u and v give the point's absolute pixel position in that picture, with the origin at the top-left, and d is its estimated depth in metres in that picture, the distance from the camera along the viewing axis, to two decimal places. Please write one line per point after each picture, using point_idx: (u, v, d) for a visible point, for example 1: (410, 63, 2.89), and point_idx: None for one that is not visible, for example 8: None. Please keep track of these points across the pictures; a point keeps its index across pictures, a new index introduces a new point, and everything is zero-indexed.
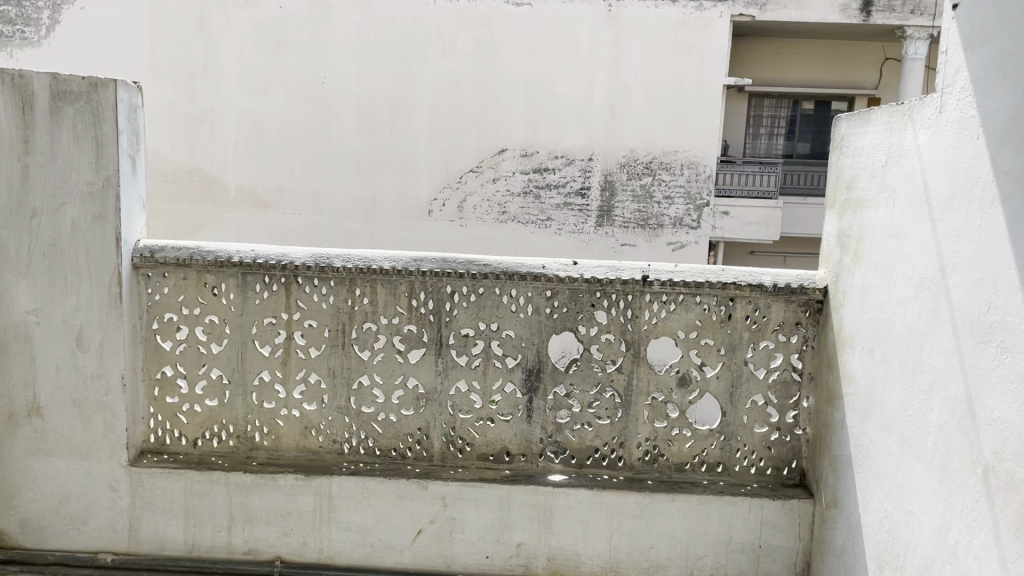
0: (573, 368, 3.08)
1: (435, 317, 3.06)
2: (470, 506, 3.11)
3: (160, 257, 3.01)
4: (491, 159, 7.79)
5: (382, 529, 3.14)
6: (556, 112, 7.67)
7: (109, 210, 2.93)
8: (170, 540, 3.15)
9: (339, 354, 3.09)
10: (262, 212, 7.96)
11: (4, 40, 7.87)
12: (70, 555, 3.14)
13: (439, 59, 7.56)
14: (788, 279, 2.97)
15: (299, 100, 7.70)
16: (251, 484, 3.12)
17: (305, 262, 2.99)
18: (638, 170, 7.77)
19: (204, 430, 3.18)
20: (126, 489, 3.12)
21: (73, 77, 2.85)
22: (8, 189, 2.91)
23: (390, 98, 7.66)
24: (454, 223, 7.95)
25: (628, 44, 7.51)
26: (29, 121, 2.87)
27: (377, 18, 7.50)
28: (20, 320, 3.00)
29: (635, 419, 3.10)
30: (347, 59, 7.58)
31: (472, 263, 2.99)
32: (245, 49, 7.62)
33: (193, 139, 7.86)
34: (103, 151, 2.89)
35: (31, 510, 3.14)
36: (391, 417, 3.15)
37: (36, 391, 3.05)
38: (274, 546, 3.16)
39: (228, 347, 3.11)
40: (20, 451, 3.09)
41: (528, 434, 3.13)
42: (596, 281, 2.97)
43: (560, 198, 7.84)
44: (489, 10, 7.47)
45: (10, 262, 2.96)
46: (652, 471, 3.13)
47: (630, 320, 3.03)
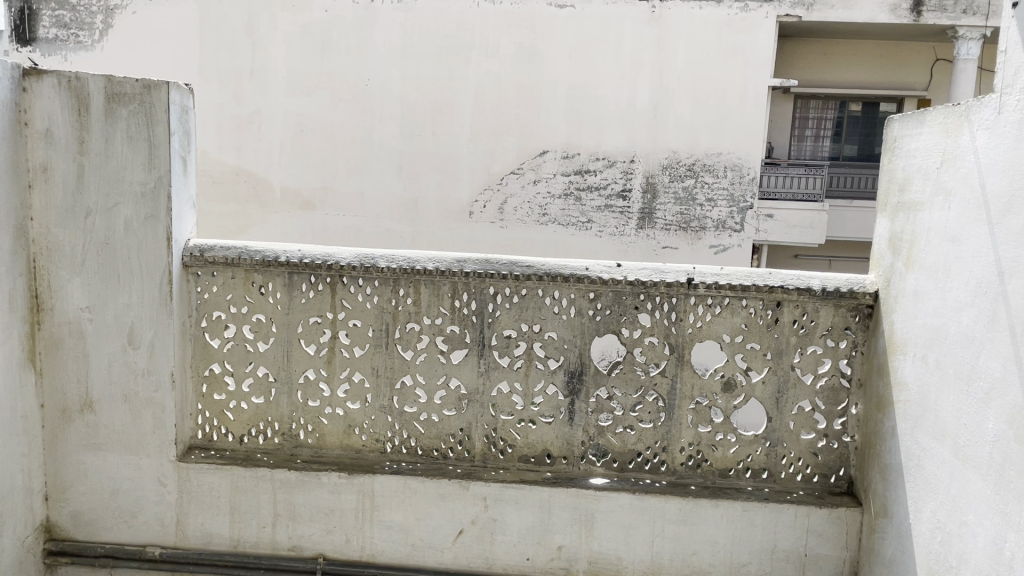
0: (616, 370, 3.06)
1: (478, 318, 3.06)
2: (512, 508, 3.10)
3: (210, 257, 3.07)
4: (533, 160, 7.78)
5: (424, 528, 3.15)
6: (598, 114, 7.63)
7: (161, 210, 2.99)
8: (216, 536, 3.20)
9: (383, 353, 3.11)
10: (307, 213, 8.05)
11: (60, 44, 8.08)
12: (121, 548, 3.21)
13: (481, 61, 7.58)
14: (837, 283, 2.92)
15: (343, 102, 7.77)
16: (295, 482, 3.16)
17: (351, 262, 3.02)
18: (681, 172, 7.70)
19: (250, 428, 3.23)
20: (175, 484, 3.17)
21: (127, 79, 2.91)
22: (65, 188, 2.98)
23: (433, 101, 7.71)
24: (495, 225, 7.96)
25: (671, 45, 7.45)
26: (85, 122, 2.94)
27: (420, 20, 7.54)
28: (74, 316, 3.07)
29: (678, 424, 3.07)
30: (390, 60, 7.64)
31: (515, 264, 2.99)
32: (291, 52, 7.70)
33: (240, 141, 7.99)
34: (155, 152, 2.95)
35: (82, 503, 3.21)
36: (433, 417, 3.16)
37: (89, 386, 3.12)
38: (317, 544, 3.19)
39: (275, 345, 3.14)
40: (73, 445, 3.17)
41: (570, 436, 3.12)
42: (640, 283, 2.95)
43: (601, 200, 7.80)
44: (532, 12, 7.45)
45: (66, 260, 3.03)
46: (696, 476, 3.10)
47: (674, 323, 3.00)
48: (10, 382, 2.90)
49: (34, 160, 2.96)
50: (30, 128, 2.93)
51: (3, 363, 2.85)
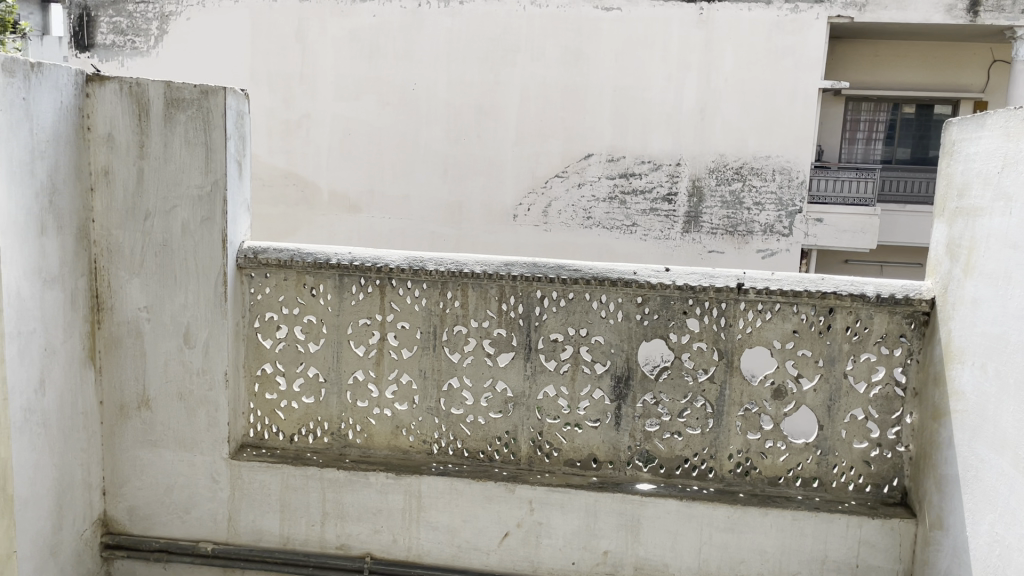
0: (664, 376, 3.04)
1: (525, 321, 3.07)
2: (558, 511, 3.10)
3: (263, 258, 3.13)
4: (578, 164, 7.75)
5: (470, 529, 3.17)
6: (644, 117, 7.58)
7: (217, 213, 3.05)
8: (267, 533, 3.26)
9: (430, 355, 3.13)
10: (353, 216, 8.12)
11: (117, 50, 8.32)
12: (174, 543, 3.28)
13: (527, 65, 7.58)
14: (892, 290, 2.86)
15: (391, 106, 7.85)
16: (343, 481, 3.20)
17: (399, 265, 3.05)
18: (728, 176, 7.62)
19: (300, 427, 3.28)
20: (227, 481, 3.24)
21: (185, 85, 2.98)
22: (125, 191, 3.07)
23: (479, 104, 7.73)
24: (539, 228, 7.95)
25: (719, 48, 7.39)
26: (145, 127, 3.02)
27: (466, 24, 7.58)
28: (132, 316, 3.15)
29: (726, 430, 3.04)
30: (436, 65, 7.69)
31: (563, 268, 3.00)
32: (340, 57, 7.80)
33: (289, 145, 8.08)
34: (212, 156, 3.02)
35: (139, 498, 3.30)
36: (479, 419, 3.18)
37: (146, 384, 3.20)
38: (365, 543, 3.23)
39: (325, 346, 3.19)
40: (129, 441, 3.26)
41: (617, 441, 3.11)
42: (689, 288, 2.93)
43: (647, 204, 7.75)
44: (578, 16, 7.44)
45: (125, 260, 3.11)
46: (744, 484, 3.07)
47: (723, 329, 2.98)
48: (71, 380, 3.00)
49: (97, 164, 3.05)
50: (92, 133, 3.03)
51: (65, 361, 2.95)
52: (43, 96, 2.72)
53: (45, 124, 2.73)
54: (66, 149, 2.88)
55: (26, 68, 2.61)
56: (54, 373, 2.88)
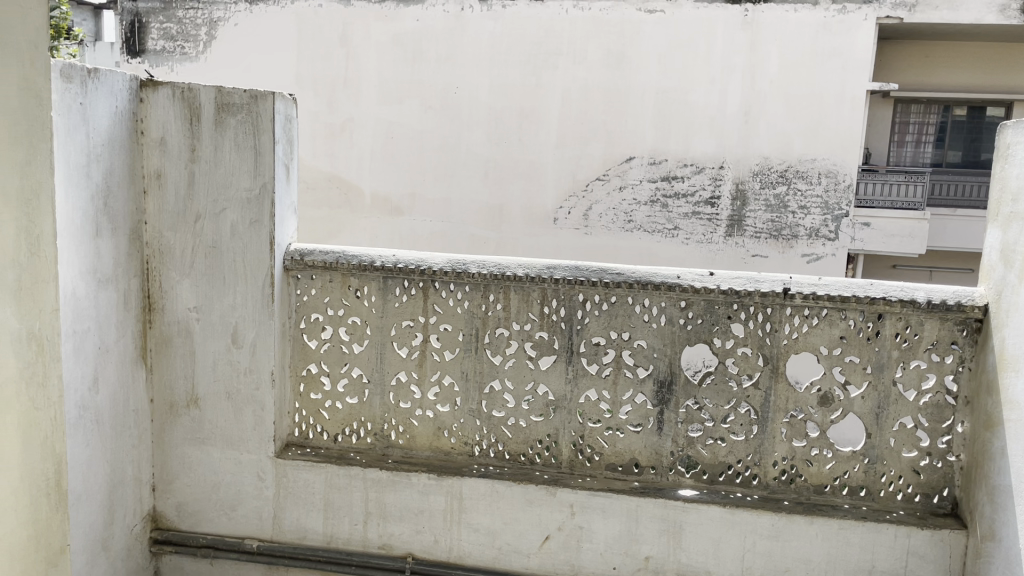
0: (708, 381, 3.01)
1: (567, 325, 3.07)
2: (599, 516, 3.10)
3: (309, 260, 3.17)
4: (619, 166, 7.68)
5: (511, 532, 3.18)
6: (687, 120, 7.49)
7: (265, 215, 3.11)
8: (311, 532, 3.30)
9: (472, 357, 3.15)
10: (395, 219, 8.19)
11: (166, 56, 8.47)
12: (221, 539, 3.35)
13: (569, 68, 7.53)
14: (943, 295, 2.80)
15: (433, 110, 7.88)
16: (386, 481, 3.23)
17: (442, 267, 3.08)
18: (772, 179, 7.47)
19: (344, 427, 3.31)
20: (272, 480, 3.29)
21: (235, 90, 3.04)
22: (177, 193, 3.14)
23: (520, 108, 7.70)
24: (580, 232, 7.90)
25: (765, 49, 7.27)
26: (196, 131, 3.09)
27: (509, 28, 7.56)
28: (183, 316, 3.23)
29: (771, 437, 3.01)
30: (478, 69, 7.70)
31: (605, 271, 3.00)
32: (384, 63, 7.87)
33: (333, 149, 8.15)
34: (261, 159, 3.07)
35: (187, 495, 3.37)
36: (521, 422, 3.18)
37: (195, 383, 3.27)
38: (407, 543, 3.26)
39: (369, 347, 3.22)
40: (179, 439, 3.33)
41: (659, 446, 3.09)
42: (734, 292, 2.90)
43: (689, 207, 7.63)
44: (620, 19, 7.38)
45: (176, 261, 3.19)
46: (789, 491, 3.03)
47: (769, 334, 2.94)
48: (123, 377, 3.08)
49: (149, 167, 3.13)
50: (146, 137, 3.10)
51: (118, 359, 3.02)
52: (99, 101, 2.79)
53: (100, 127, 2.81)
54: (121, 153, 2.95)
55: (82, 73, 2.68)
56: (107, 371, 2.95)
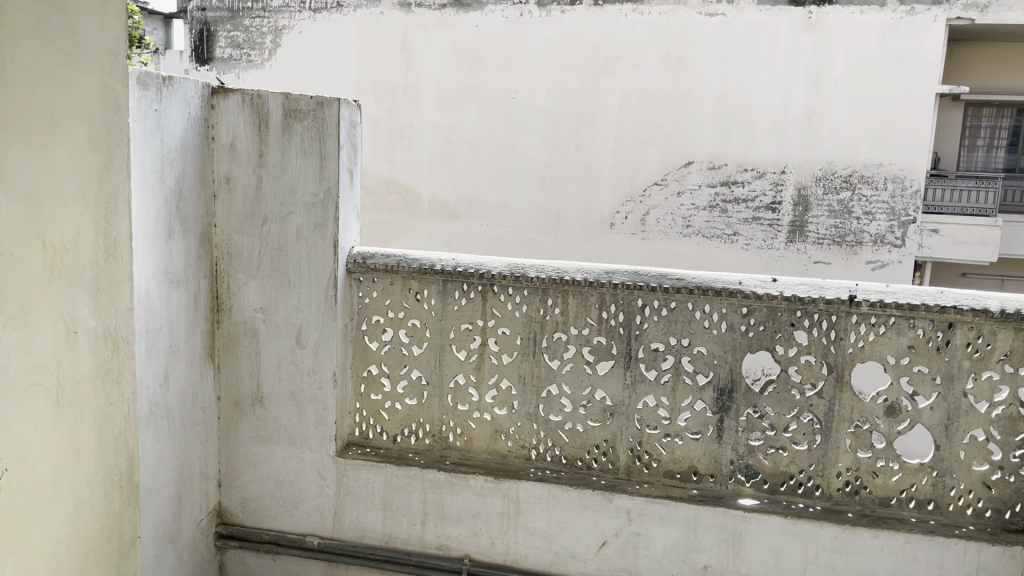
0: (769, 389, 2.96)
1: (625, 330, 3.05)
2: (656, 523, 3.09)
3: (371, 263, 3.23)
4: (678, 171, 7.40)
5: (568, 537, 3.19)
6: (748, 126, 7.19)
7: (329, 219, 3.17)
8: (370, 530, 3.36)
9: (530, 361, 3.16)
10: (452, 224, 8.02)
11: (233, 63, 8.66)
12: (283, 535, 3.43)
13: (628, 73, 7.29)
14: (1018, 304, 2.71)
15: (490, 116, 7.69)
16: (444, 483, 3.27)
17: (502, 271, 3.09)
18: (836, 184, 7.16)
19: (403, 427, 3.35)
20: (333, 478, 3.35)
21: (303, 96, 3.12)
22: (245, 197, 3.23)
23: (578, 113, 7.48)
24: (637, 236, 7.61)
25: (829, 53, 6.95)
26: (264, 137, 3.17)
27: (568, 33, 7.36)
28: (250, 317, 3.31)
29: (835, 448, 2.95)
30: (537, 73, 7.50)
31: (665, 276, 2.98)
32: (443, 69, 7.74)
33: (394, 154, 8.07)
34: (326, 164, 3.14)
35: (251, 491, 3.46)
36: (578, 427, 3.17)
37: (260, 383, 3.36)
38: (463, 544, 3.29)
39: (428, 349, 3.25)
40: (245, 437, 3.42)
41: (718, 454, 3.05)
42: (798, 299, 2.85)
43: (749, 212, 7.33)
44: (681, 22, 7.12)
45: (244, 263, 3.28)
46: (853, 503, 2.96)
47: (834, 342, 2.89)
48: (192, 376, 3.17)
49: (219, 172, 3.22)
50: (216, 142, 3.20)
51: (187, 357, 3.12)
52: (173, 107, 2.88)
53: (174, 133, 2.90)
54: (193, 157, 3.05)
55: (158, 81, 2.78)
56: (177, 369, 3.04)
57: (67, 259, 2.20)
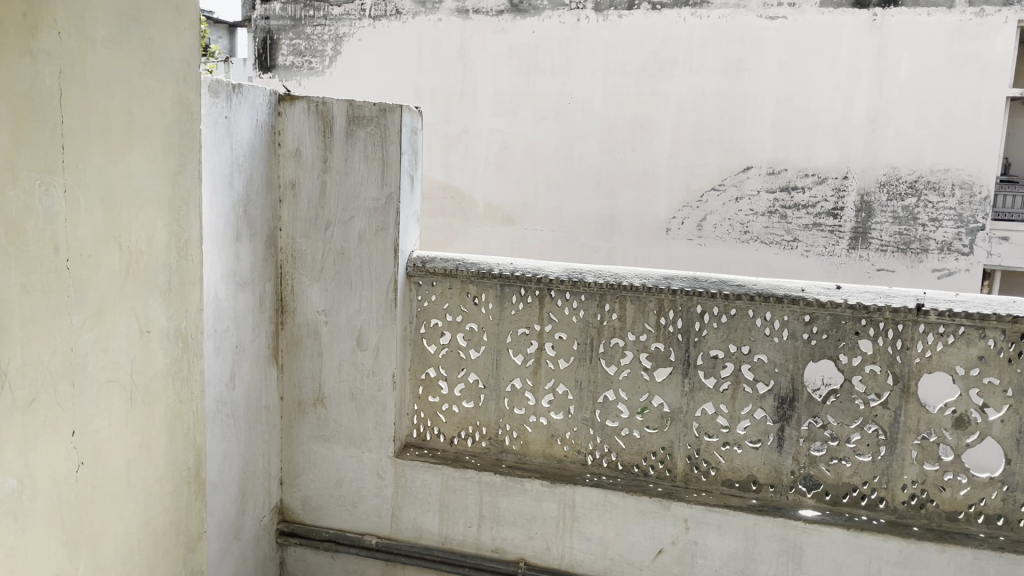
0: (832, 399, 2.91)
1: (684, 336, 3.03)
2: (713, 532, 3.06)
3: (431, 267, 3.28)
4: (736, 176, 7.21)
5: (624, 543, 3.18)
6: (809, 131, 6.99)
7: (390, 224, 3.23)
8: (427, 531, 3.40)
9: (587, 366, 3.16)
10: (507, 229, 7.90)
11: (296, 70, 8.73)
12: (342, 534, 3.50)
13: (685, 77, 7.16)
14: None
15: (546, 120, 7.60)
16: (500, 486, 3.29)
17: (560, 276, 3.11)
18: (901, 190, 6.93)
19: (460, 430, 3.38)
20: (392, 478, 3.41)
21: (366, 103, 3.18)
22: (309, 202, 3.31)
23: (635, 118, 7.35)
24: (693, 242, 7.43)
25: (893, 55, 6.74)
26: (329, 143, 3.25)
27: (624, 38, 7.27)
28: (312, 318, 3.39)
29: (900, 460, 2.88)
30: (594, 78, 7.40)
31: (725, 283, 2.95)
32: (500, 76, 7.70)
33: (450, 160, 8.01)
34: (388, 169, 3.20)
35: (312, 490, 3.54)
36: (635, 434, 3.16)
37: (321, 384, 3.43)
38: (519, 548, 3.31)
39: (485, 353, 3.27)
40: (306, 436, 3.49)
41: (779, 464, 3.01)
42: (862, 307, 2.80)
43: (809, 218, 7.09)
44: (741, 26, 6.98)
45: (307, 266, 3.35)
46: (919, 517, 2.89)
47: (900, 352, 2.83)
48: (257, 376, 3.25)
49: (285, 177, 3.30)
50: (282, 148, 3.28)
51: (252, 357, 3.20)
52: (241, 114, 2.97)
53: (242, 140, 2.99)
54: (260, 163, 3.13)
55: (228, 89, 2.86)
56: (242, 368, 3.13)
57: (142, 261, 2.28)
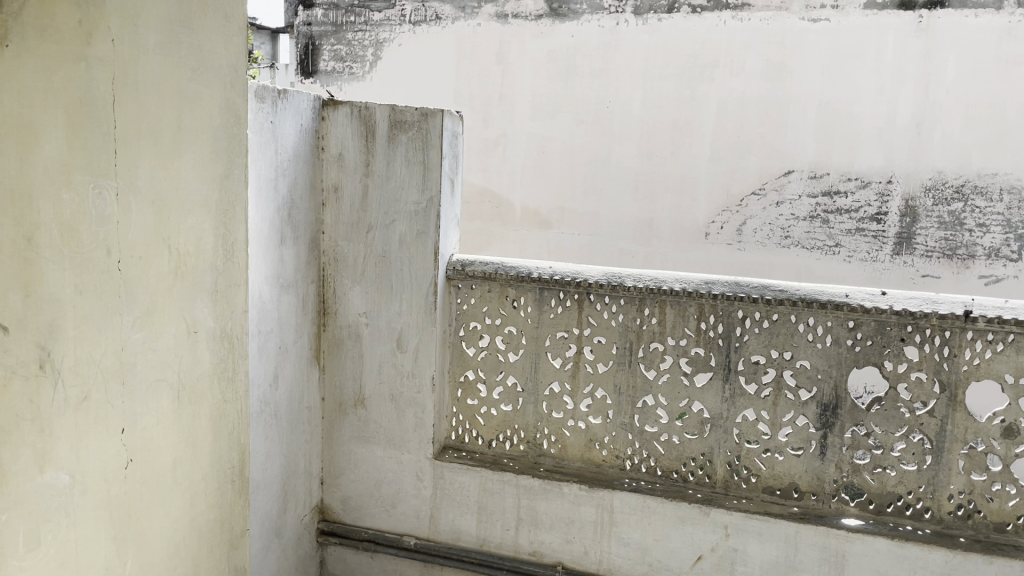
0: (876, 407, 2.87)
1: (725, 342, 3.01)
2: (754, 539, 3.04)
3: (470, 270, 3.29)
4: (777, 181, 6.57)
5: (662, 549, 3.17)
6: (852, 136, 6.33)
7: (431, 227, 3.26)
8: (465, 532, 3.43)
9: (626, 371, 3.14)
10: (545, 233, 7.31)
11: (336, 75, 8.09)
12: (381, 534, 3.53)
13: (727, 81, 6.52)
14: None
15: (585, 125, 7.00)
16: (538, 489, 3.29)
17: (599, 280, 3.10)
18: (947, 195, 6.25)
19: (498, 433, 3.39)
20: (430, 480, 3.43)
21: (408, 108, 3.21)
22: (351, 206, 3.35)
23: (673, 121, 6.73)
24: (733, 247, 6.78)
25: (941, 57, 6.07)
26: (371, 147, 3.28)
27: (664, 42, 6.65)
28: (354, 321, 3.43)
29: (946, 469, 2.83)
30: (632, 82, 6.79)
31: (767, 288, 2.92)
32: (539, 80, 7.08)
33: (488, 164, 7.41)
34: (429, 173, 3.23)
35: (351, 490, 3.57)
36: (674, 439, 3.14)
37: (361, 385, 3.46)
38: (557, 551, 3.32)
39: (524, 356, 3.28)
40: (346, 436, 3.54)
41: (821, 471, 2.97)
42: (908, 314, 2.75)
43: (852, 223, 6.45)
44: (783, 28, 6.33)
45: (349, 269, 3.39)
46: (966, 528, 2.85)
47: (947, 359, 2.77)
48: (299, 376, 3.30)
49: (328, 181, 3.35)
50: (325, 153, 3.32)
51: (295, 358, 3.25)
52: (286, 119, 3.02)
53: (287, 144, 3.04)
54: (303, 167, 3.18)
55: (273, 94, 2.91)
56: (285, 369, 3.17)
57: (189, 262, 2.34)
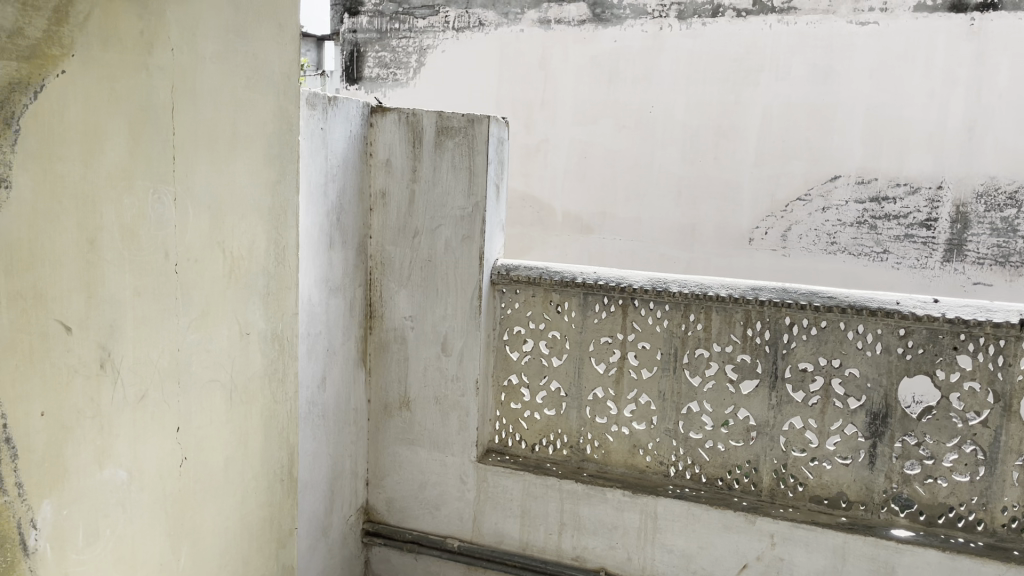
0: (927, 416, 2.82)
1: (771, 349, 2.98)
2: (801, 549, 3.00)
3: (515, 275, 3.31)
4: (823, 185, 6.47)
5: (707, 556, 3.15)
6: (900, 140, 6.20)
7: (476, 232, 3.29)
8: (508, 536, 3.45)
9: (670, 377, 3.13)
10: (586, 237, 7.30)
11: (380, 82, 8.17)
12: (425, 536, 3.57)
13: (772, 85, 6.45)
14: None
15: (626, 129, 6.98)
16: (581, 494, 3.29)
17: (643, 286, 3.10)
18: (999, 201, 6.08)
19: (541, 437, 3.41)
20: (474, 482, 3.45)
21: (454, 114, 3.25)
22: (398, 211, 3.39)
23: (717, 126, 6.68)
24: (777, 252, 6.69)
25: (994, 60, 5.93)
26: (417, 153, 3.32)
27: (707, 47, 6.60)
28: (399, 324, 3.47)
29: (1000, 480, 2.78)
30: (676, 86, 6.75)
31: (814, 294, 2.89)
32: (582, 85, 7.08)
33: (530, 168, 7.44)
34: (475, 179, 3.26)
35: (395, 492, 3.62)
36: (719, 446, 3.13)
37: (407, 387, 3.51)
38: (600, 557, 3.32)
39: (567, 361, 3.29)
40: (391, 438, 3.58)
41: (870, 481, 2.93)
42: (962, 322, 2.70)
43: (900, 229, 6.32)
44: (830, 31, 6.24)
45: (395, 273, 3.44)
46: (1020, 541, 2.79)
47: (1002, 369, 2.72)
48: (346, 378, 3.35)
49: (375, 186, 3.40)
50: (373, 158, 3.37)
51: (342, 361, 3.30)
52: (336, 126, 3.07)
53: (336, 150, 3.09)
54: (352, 172, 3.23)
55: (323, 101, 2.97)
56: (333, 371, 3.23)
57: (242, 266, 2.39)
